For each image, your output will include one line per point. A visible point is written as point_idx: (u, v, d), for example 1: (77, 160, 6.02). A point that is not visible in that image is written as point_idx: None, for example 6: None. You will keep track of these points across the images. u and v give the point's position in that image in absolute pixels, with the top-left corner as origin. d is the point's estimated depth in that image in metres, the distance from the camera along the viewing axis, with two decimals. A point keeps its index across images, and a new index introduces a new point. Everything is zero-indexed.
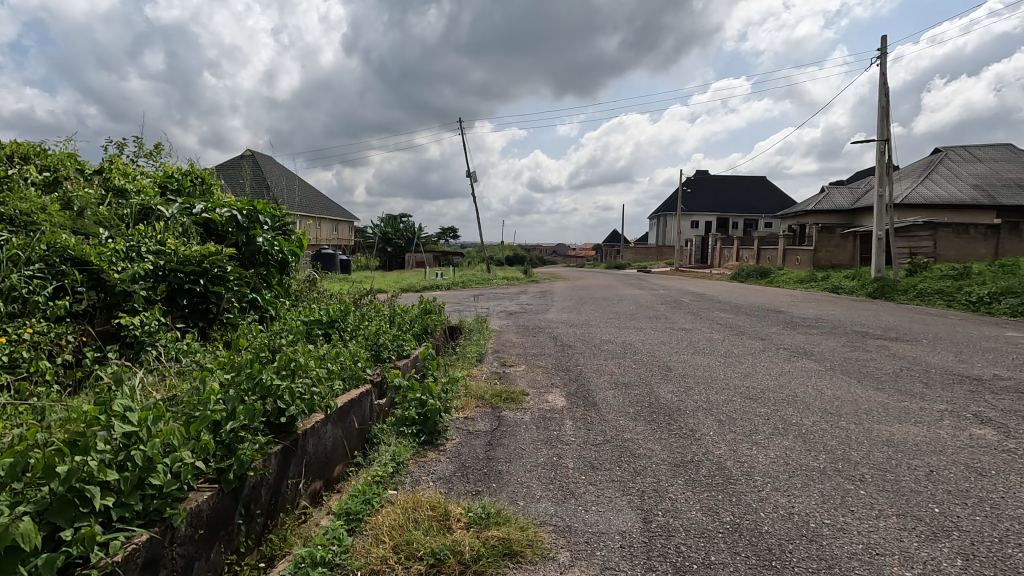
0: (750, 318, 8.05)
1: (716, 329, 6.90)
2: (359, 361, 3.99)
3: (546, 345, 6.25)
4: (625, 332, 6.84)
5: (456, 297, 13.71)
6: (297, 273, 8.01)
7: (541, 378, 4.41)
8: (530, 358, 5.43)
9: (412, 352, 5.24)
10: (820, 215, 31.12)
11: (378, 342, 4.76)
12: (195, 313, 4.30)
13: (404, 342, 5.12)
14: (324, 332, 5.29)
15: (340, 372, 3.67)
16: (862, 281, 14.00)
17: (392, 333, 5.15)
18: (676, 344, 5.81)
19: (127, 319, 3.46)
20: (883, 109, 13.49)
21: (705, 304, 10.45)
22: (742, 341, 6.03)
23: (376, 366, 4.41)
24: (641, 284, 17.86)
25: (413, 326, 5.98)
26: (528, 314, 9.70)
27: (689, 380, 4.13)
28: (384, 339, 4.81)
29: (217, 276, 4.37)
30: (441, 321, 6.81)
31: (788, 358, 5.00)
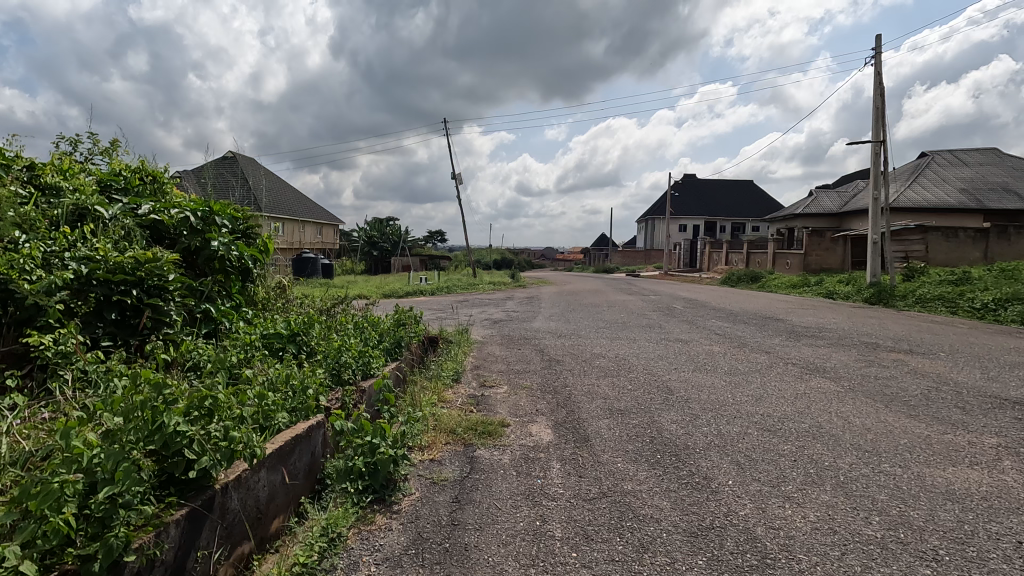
0: (749, 327, 7.57)
1: (715, 341, 6.40)
2: (311, 387, 3.41)
3: (532, 359, 5.69)
4: (617, 344, 6.30)
5: (439, 304, 13.12)
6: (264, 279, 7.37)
7: (524, 404, 3.86)
8: (513, 376, 4.87)
9: (381, 370, 4.65)
10: (808, 219, 30.99)
11: (339, 361, 4.17)
12: (123, 327, 3.50)
13: (372, 361, 4.55)
14: (282, 350, 4.69)
15: (285, 403, 3.13)
16: (858, 286, 13.64)
17: (358, 349, 4.56)
18: (674, 359, 5.29)
19: (37, 340, 2.72)
20: (878, 110, 13.17)
21: (699, 311, 9.96)
22: (746, 355, 5.51)
23: (333, 390, 3.83)
24: (632, 289, 17.32)
25: (383, 340, 5.38)
26: (513, 323, 9.13)
27: (694, 406, 3.59)
28: (346, 357, 4.23)
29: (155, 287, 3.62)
30: (418, 333, 6.23)
31: (800, 376, 4.50)
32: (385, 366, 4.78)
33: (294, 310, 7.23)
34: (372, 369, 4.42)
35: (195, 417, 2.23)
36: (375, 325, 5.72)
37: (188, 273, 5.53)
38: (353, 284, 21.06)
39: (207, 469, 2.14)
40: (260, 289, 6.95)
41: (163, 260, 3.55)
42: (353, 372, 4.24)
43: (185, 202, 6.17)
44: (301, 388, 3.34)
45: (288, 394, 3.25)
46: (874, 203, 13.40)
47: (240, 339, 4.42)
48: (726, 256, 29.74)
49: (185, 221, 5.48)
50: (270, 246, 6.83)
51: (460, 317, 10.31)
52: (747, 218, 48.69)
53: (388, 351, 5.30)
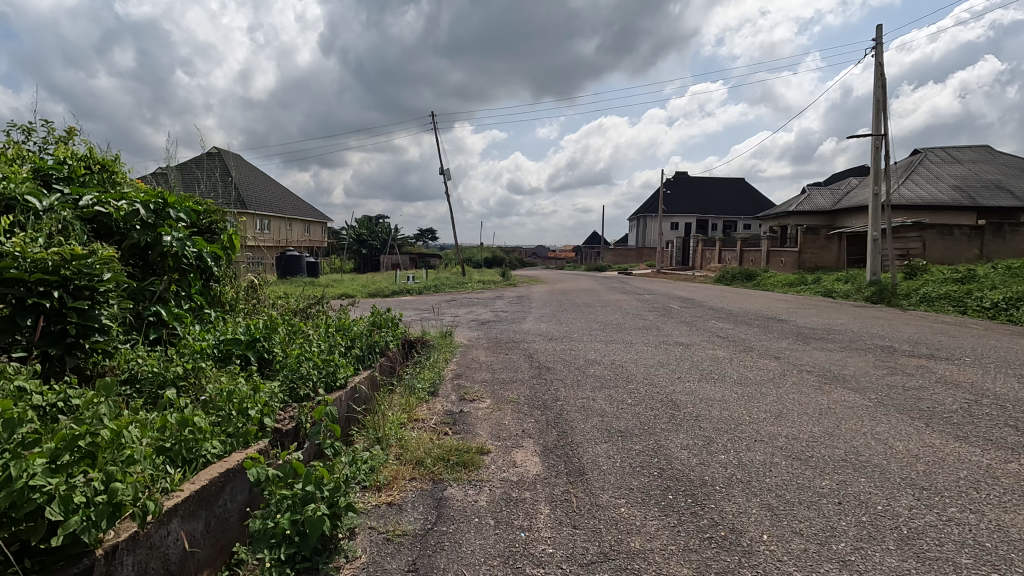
0: (753, 329, 7.08)
1: (718, 345, 5.90)
2: (256, 407, 2.86)
3: (520, 366, 5.16)
4: (613, 349, 5.78)
5: (426, 304, 12.60)
6: (233, 276, 6.78)
7: (509, 423, 3.33)
8: (498, 387, 4.33)
9: (350, 381, 4.09)
10: (801, 217, 30.74)
11: (298, 373, 3.61)
12: (43, 337, 2.58)
13: (339, 370, 4.00)
14: (239, 362, 4.11)
15: (219, 430, 2.61)
16: (858, 284, 13.24)
17: (322, 356, 4.00)
18: (677, 366, 4.78)
19: None
20: (878, 104, 12.79)
21: (697, 311, 9.51)
22: (754, 361, 5.01)
23: (288, 408, 3.29)
24: (625, 288, 16.94)
25: (354, 345, 4.83)
26: (501, 325, 8.61)
27: (706, 426, 3.08)
28: (307, 368, 3.67)
29: (83, 289, 2.65)
30: (395, 337, 5.69)
31: (819, 387, 4.00)
32: (356, 375, 4.25)
33: (265, 310, 6.67)
34: (338, 380, 3.87)
35: (65, 463, 1.70)
36: (346, 329, 5.16)
37: (136, 274, 4.77)
38: (338, 283, 20.43)
39: (78, 536, 1.59)
40: (230, 289, 6.37)
41: (98, 258, 2.67)
42: (316, 387, 3.69)
43: (139, 193, 5.53)
44: (243, 408, 2.80)
45: (223, 418, 2.70)
46: (874, 199, 13.01)
47: (189, 348, 3.85)
48: (719, 254, 29.40)
49: (133, 215, 4.67)
50: (236, 242, 6.26)
51: (446, 319, 9.76)
52: (739, 216, 48.46)
53: (359, 359, 4.74)
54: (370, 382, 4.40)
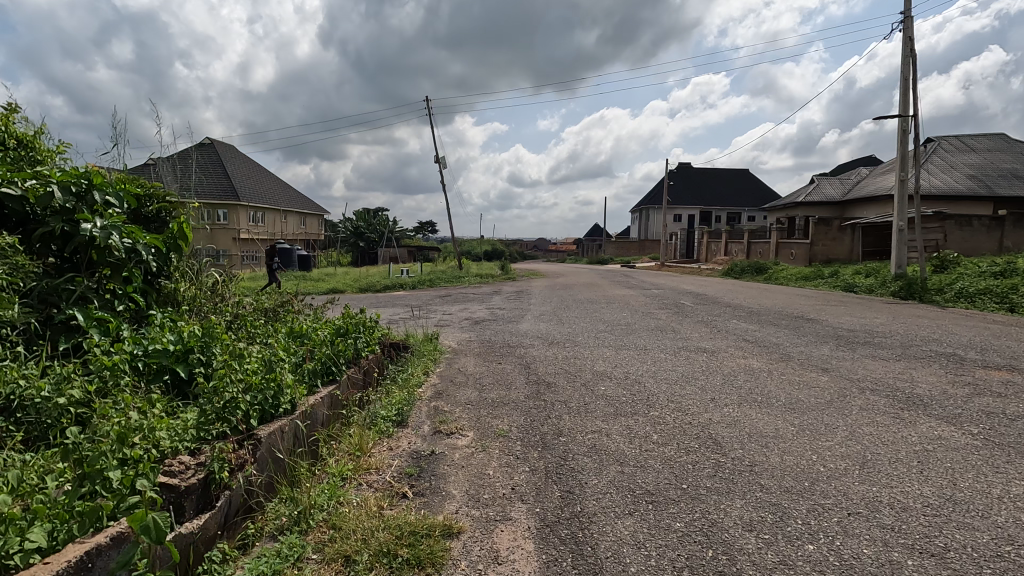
0: (785, 331, 6.19)
1: (750, 353, 5.01)
2: (138, 466, 1.97)
3: (516, 380, 4.26)
4: (625, 359, 4.88)
5: (418, 301, 11.73)
6: (193, 269, 5.86)
7: (496, 477, 2.42)
8: (485, 412, 3.43)
9: (298, 405, 3.22)
10: (810, 208, 29.79)
11: (224, 401, 2.71)
12: None
13: (283, 390, 3.13)
14: (166, 380, 3.08)
15: (61, 513, 1.63)
16: (880, 278, 12.35)
17: (263, 375, 3.07)
18: (708, 384, 3.89)
19: None
20: (905, 83, 11.83)
21: (713, 308, 8.63)
22: (801, 376, 4.12)
23: (199, 455, 2.34)
24: (630, 282, 16.02)
25: (312, 357, 3.93)
26: (497, 325, 7.73)
27: (769, 486, 2.20)
28: (237, 394, 2.77)
29: None
30: (368, 345, 4.79)
31: (897, 416, 3.10)
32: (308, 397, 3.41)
33: (226, 310, 5.72)
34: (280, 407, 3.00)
35: None
36: (305, 334, 4.26)
37: (55, 272, 3.17)
38: (329, 277, 19.57)
39: None
40: (186, 285, 5.45)
41: None
42: (250, 416, 2.82)
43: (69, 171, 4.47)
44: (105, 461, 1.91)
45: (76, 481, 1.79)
46: (900, 186, 12.08)
47: (100, 363, 2.73)
48: (725, 247, 28.46)
49: (42, 199, 3.02)
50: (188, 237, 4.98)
51: (435, 318, 8.86)
52: (744, 208, 47.47)
53: (316, 375, 3.84)
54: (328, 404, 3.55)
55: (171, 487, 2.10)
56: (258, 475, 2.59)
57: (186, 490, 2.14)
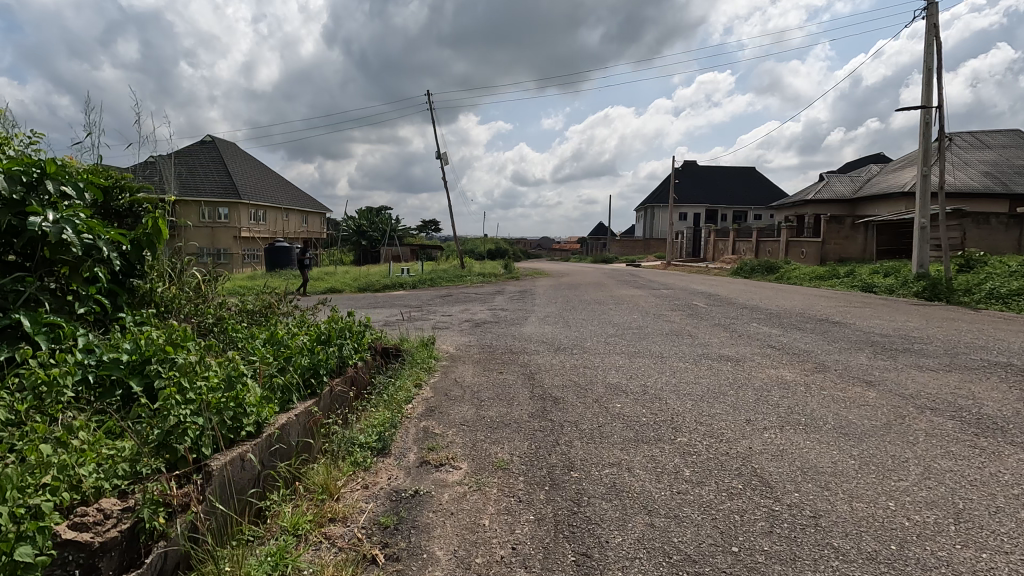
0: (812, 337, 5.68)
1: (779, 362, 4.50)
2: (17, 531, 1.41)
3: (518, 394, 3.77)
4: (641, 368, 4.39)
5: (419, 301, 11.27)
6: (176, 267, 5.36)
7: (493, 531, 1.93)
8: (485, 436, 2.94)
9: (267, 430, 2.75)
10: (820, 206, 29.19)
11: (170, 430, 2.25)
12: None
13: (245, 410, 2.68)
14: (119, 397, 2.57)
15: None
16: (900, 278, 11.81)
17: (229, 398, 2.57)
18: (739, 401, 3.38)
19: None
20: (928, 73, 11.28)
21: (728, 310, 8.13)
22: (843, 391, 3.62)
23: (119, 510, 1.79)
24: (638, 281, 15.48)
25: (287, 368, 3.47)
26: (499, 327, 7.24)
27: (846, 552, 1.70)
28: (188, 423, 2.30)
29: None
30: (354, 353, 4.32)
31: (975, 446, 2.59)
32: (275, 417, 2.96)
33: (208, 312, 5.21)
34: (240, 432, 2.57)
35: None
36: (282, 343, 3.80)
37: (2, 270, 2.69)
38: (329, 275, 19.19)
39: None
40: (164, 284, 4.96)
41: None
42: (201, 444, 2.35)
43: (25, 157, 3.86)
44: None
45: None
46: (922, 181, 11.53)
47: (34, 376, 2.21)
48: (733, 246, 27.89)
49: None
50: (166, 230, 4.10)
51: (434, 319, 8.38)
52: (750, 206, 46.84)
53: (292, 389, 3.39)
54: (300, 425, 3.10)
55: (80, 545, 1.62)
56: (206, 518, 2.11)
57: (102, 547, 1.66)
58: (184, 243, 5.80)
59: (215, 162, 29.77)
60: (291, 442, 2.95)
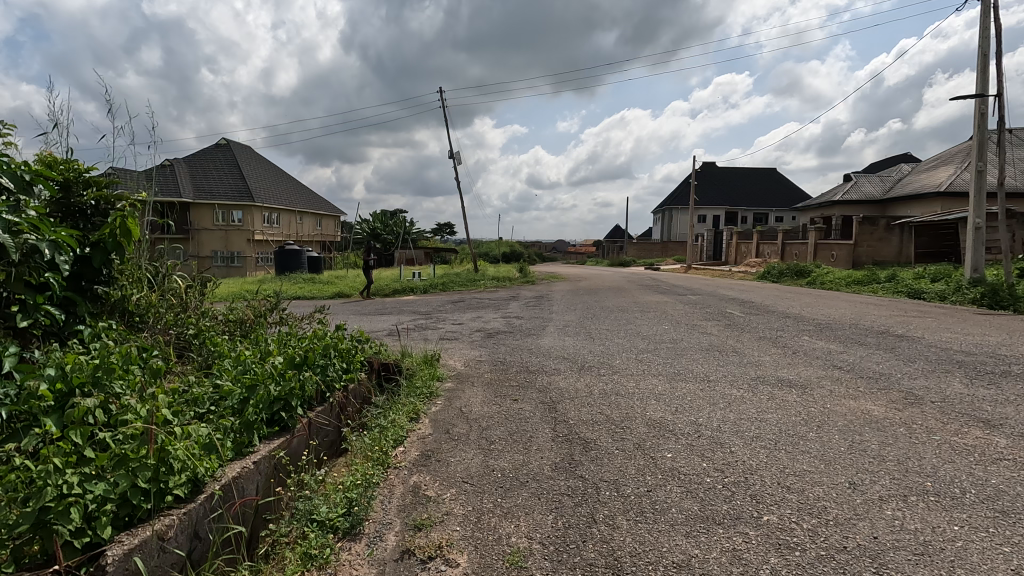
0: (881, 356, 4.83)
1: (856, 391, 3.67)
2: None
3: (537, 434, 3.00)
4: (686, 397, 3.61)
5: (430, 308, 10.57)
6: (157, 272, 4.71)
7: None
8: (496, 502, 2.19)
9: (204, 495, 2.14)
10: (849, 207, 28.00)
11: (48, 509, 1.70)
12: None
13: (174, 467, 2.09)
14: (24, 442, 2.04)
15: None
16: (951, 284, 10.82)
17: (148, 453, 2.03)
18: (828, 451, 2.57)
19: None
20: (983, 59, 10.31)
21: (770, 320, 7.28)
22: (959, 436, 2.79)
23: None
24: (661, 287, 14.60)
25: (250, 400, 2.85)
26: (515, 339, 6.48)
27: None
28: (78, 504, 1.73)
29: None
30: (341, 377, 3.61)
31: None
32: (224, 468, 2.39)
33: (190, 322, 4.54)
34: (162, 501, 2.01)
35: None
36: (254, 369, 3.14)
37: None
38: (340, 279, 18.66)
39: None
40: (140, 291, 4.26)
41: None
42: (98, 523, 1.79)
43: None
44: None
45: None
46: (977, 178, 10.53)
47: None
48: (757, 248, 26.80)
49: None
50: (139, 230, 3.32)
51: (444, 328, 7.67)
52: (772, 208, 45.59)
53: (255, 427, 2.76)
54: (260, 475, 2.51)
55: None
56: None
57: None
58: (168, 243, 5.13)
59: (230, 164, 29.52)
60: (243, 498, 2.36)
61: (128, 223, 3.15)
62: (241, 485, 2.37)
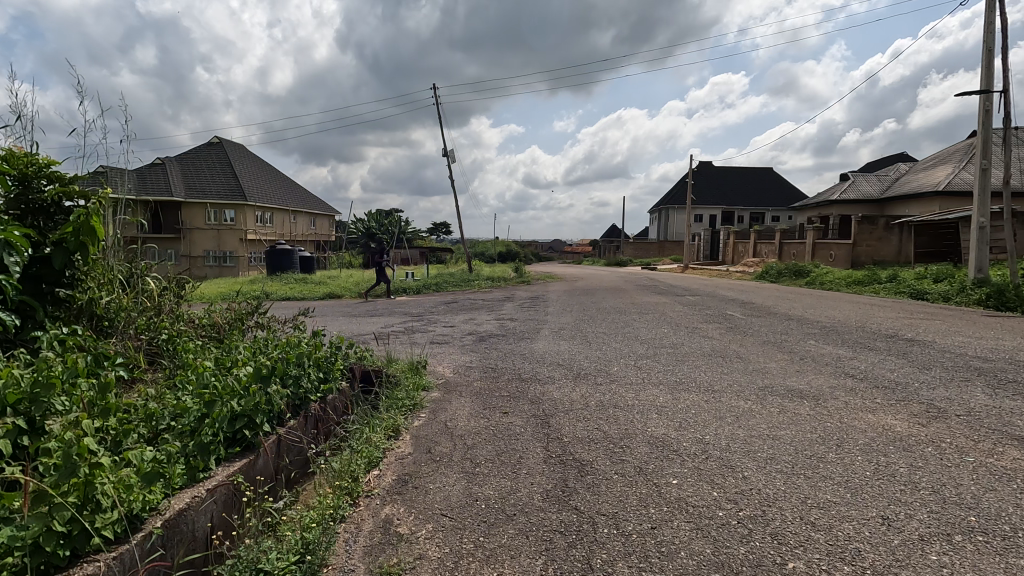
0: (894, 363, 4.55)
1: (873, 403, 3.38)
2: None
3: (527, 454, 2.71)
4: (690, 410, 3.32)
5: (422, 310, 10.25)
6: (134, 275, 4.17)
7: None
8: (479, 542, 1.90)
9: (140, 536, 1.85)
10: (847, 206, 27.82)
11: None
12: None
13: (105, 505, 1.81)
14: None
15: None
16: (955, 284, 10.59)
17: (74, 491, 1.73)
18: (853, 477, 2.29)
19: None
20: (988, 55, 10.07)
21: (773, 322, 7.02)
22: (994, 456, 2.52)
23: None
24: (659, 287, 14.34)
25: (207, 419, 2.55)
26: (507, 343, 6.19)
27: None
28: None
29: None
30: (314, 388, 3.29)
31: None
32: (171, 499, 2.11)
33: (165, 328, 4.00)
34: (88, 545, 1.72)
35: None
36: (222, 380, 2.83)
37: None
38: (333, 280, 18.33)
39: None
40: (110, 293, 3.75)
41: None
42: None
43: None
44: None
45: None
46: (982, 176, 10.29)
47: None
48: (754, 248, 26.58)
49: None
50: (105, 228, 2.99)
51: (434, 331, 7.37)
52: (769, 208, 45.45)
53: (210, 450, 2.46)
54: (215, 504, 2.24)
55: None
56: None
57: None
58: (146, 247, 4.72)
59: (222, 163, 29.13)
60: (191, 533, 2.09)
61: (91, 220, 2.87)
62: (190, 518, 2.10)
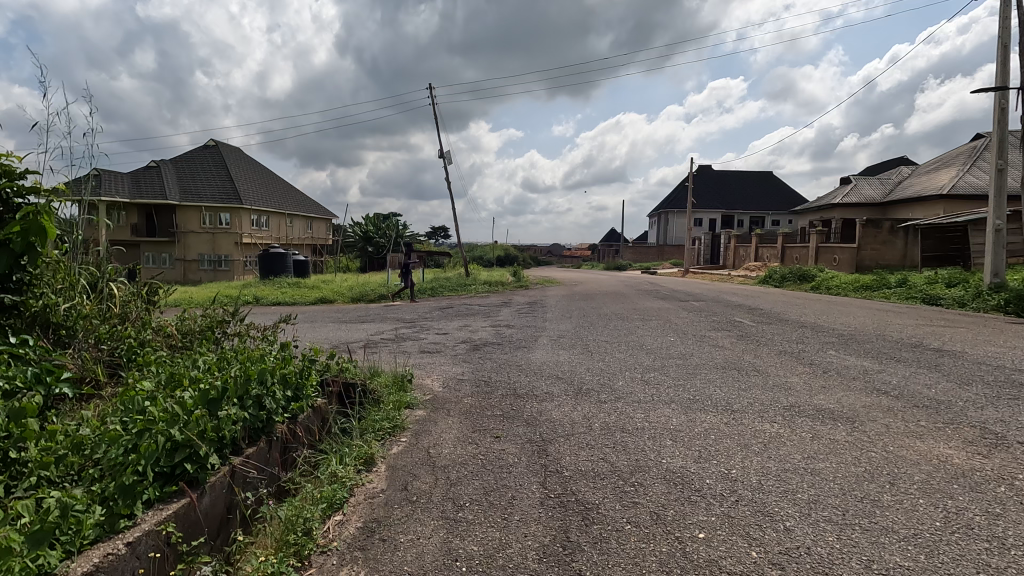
0: (929, 376, 4.12)
1: (918, 427, 2.95)
2: None
3: (521, 494, 2.27)
4: (709, 435, 2.89)
5: (416, 315, 9.81)
6: (95, 280, 3.54)
7: None
8: None
9: None
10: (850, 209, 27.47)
11: None
12: None
13: None
14: None
15: None
16: (970, 288, 10.18)
17: None
18: (922, 531, 1.85)
19: None
20: (1004, 51, 9.68)
21: (784, 329, 6.61)
22: None
23: None
24: (661, 292, 13.93)
25: (135, 453, 2.01)
26: (502, 353, 5.76)
27: None
28: None
29: None
30: (279, 410, 2.77)
31: None
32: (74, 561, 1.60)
33: (124, 334, 3.32)
34: None
35: None
36: (167, 403, 2.30)
37: None
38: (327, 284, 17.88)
39: None
40: (77, 300, 3.18)
41: None
42: None
43: None
44: None
45: None
46: (997, 177, 9.89)
47: None
48: (756, 252, 26.21)
49: None
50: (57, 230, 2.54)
51: (426, 339, 6.94)
52: (770, 211, 45.13)
53: (137, 490, 1.91)
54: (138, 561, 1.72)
55: None
56: None
57: None
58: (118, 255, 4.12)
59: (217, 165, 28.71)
60: None
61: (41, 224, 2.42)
62: None
